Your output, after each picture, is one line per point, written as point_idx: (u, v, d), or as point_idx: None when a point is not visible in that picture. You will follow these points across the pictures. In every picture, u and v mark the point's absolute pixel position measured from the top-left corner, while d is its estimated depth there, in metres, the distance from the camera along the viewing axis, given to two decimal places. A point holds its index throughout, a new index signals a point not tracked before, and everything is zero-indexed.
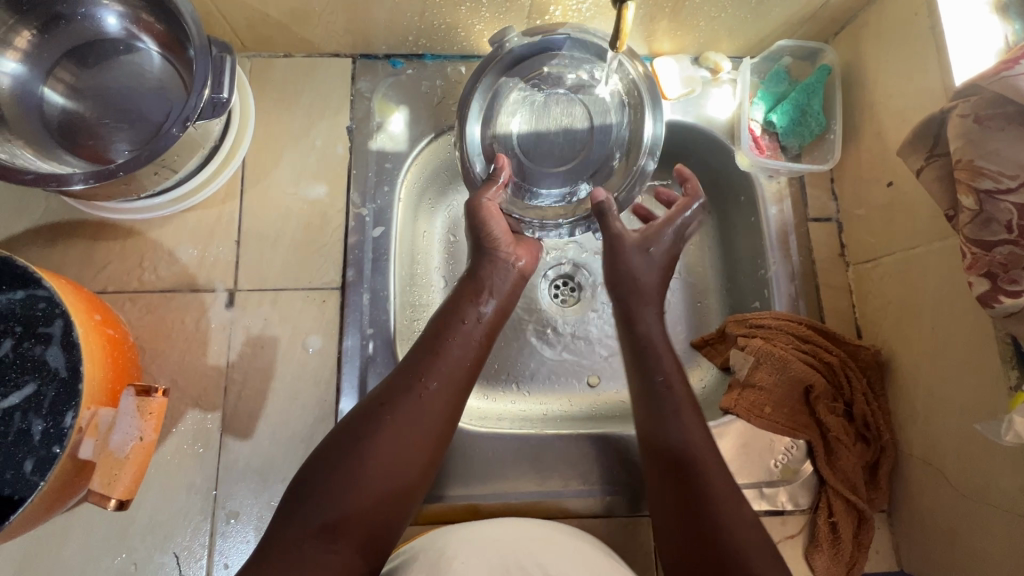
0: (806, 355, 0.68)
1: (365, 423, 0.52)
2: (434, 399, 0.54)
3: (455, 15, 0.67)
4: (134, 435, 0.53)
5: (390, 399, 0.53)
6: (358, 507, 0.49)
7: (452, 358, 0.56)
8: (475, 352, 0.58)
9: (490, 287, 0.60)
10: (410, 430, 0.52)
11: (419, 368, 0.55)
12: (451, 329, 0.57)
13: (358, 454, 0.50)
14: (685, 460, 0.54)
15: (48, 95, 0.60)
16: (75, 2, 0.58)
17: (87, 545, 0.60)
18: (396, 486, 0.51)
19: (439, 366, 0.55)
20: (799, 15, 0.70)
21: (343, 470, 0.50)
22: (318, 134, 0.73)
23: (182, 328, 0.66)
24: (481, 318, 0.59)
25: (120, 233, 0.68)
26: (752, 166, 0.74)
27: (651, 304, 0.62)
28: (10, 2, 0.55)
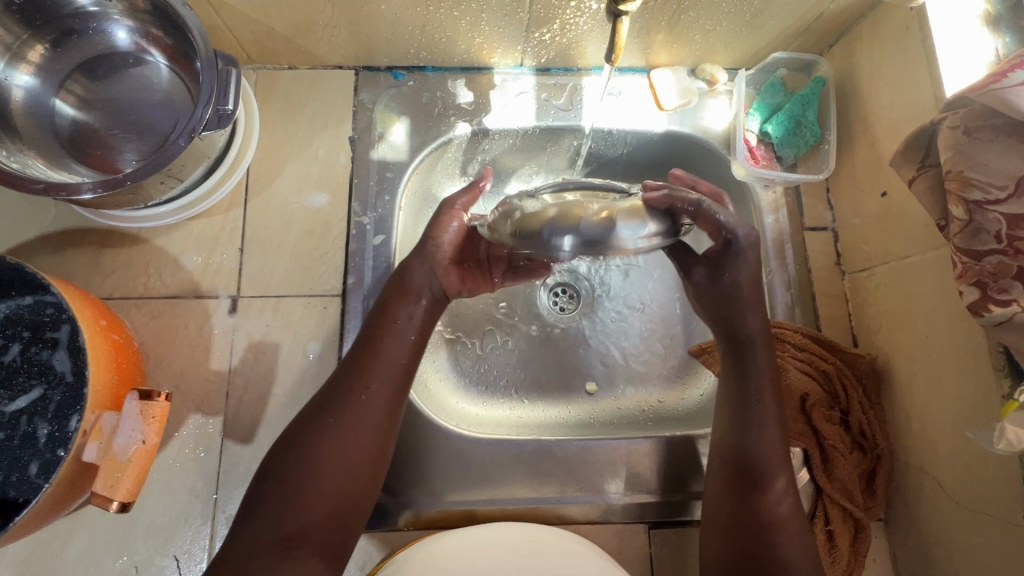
0: (802, 363, 0.69)
1: (307, 427, 0.52)
2: (372, 400, 0.54)
3: (455, 28, 0.69)
4: (137, 438, 0.52)
5: (330, 404, 0.53)
6: (311, 512, 0.49)
7: (386, 358, 0.55)
8: (410, 352, 0.57)
9: (426, 293, 0.59)
10: (354, 435, 0.52)
11: (356, 371, 0.54)
12: (386, 332, 0.56)
13: (297, 458, 0.50)
14: (757, 465, 0.57)
15: (59, 106, 0.61)
16: (87, 17, 0.60)
17: (90, 547, 0.61)
18: (349, 488, 0.52)
19: (377, 370, 0.55)
20: (793, 28, 0.71)
21: (289, 476, 0.50)
22: (321, 144, 0.74)
23: (185, 334, 0.67)
24: (414, 316, 0.58)
25: (126, 240, 0.69)
26: (748, 176, 0.75)
27: (749, 317, 0.60)
28: (25, 17, 0.57)
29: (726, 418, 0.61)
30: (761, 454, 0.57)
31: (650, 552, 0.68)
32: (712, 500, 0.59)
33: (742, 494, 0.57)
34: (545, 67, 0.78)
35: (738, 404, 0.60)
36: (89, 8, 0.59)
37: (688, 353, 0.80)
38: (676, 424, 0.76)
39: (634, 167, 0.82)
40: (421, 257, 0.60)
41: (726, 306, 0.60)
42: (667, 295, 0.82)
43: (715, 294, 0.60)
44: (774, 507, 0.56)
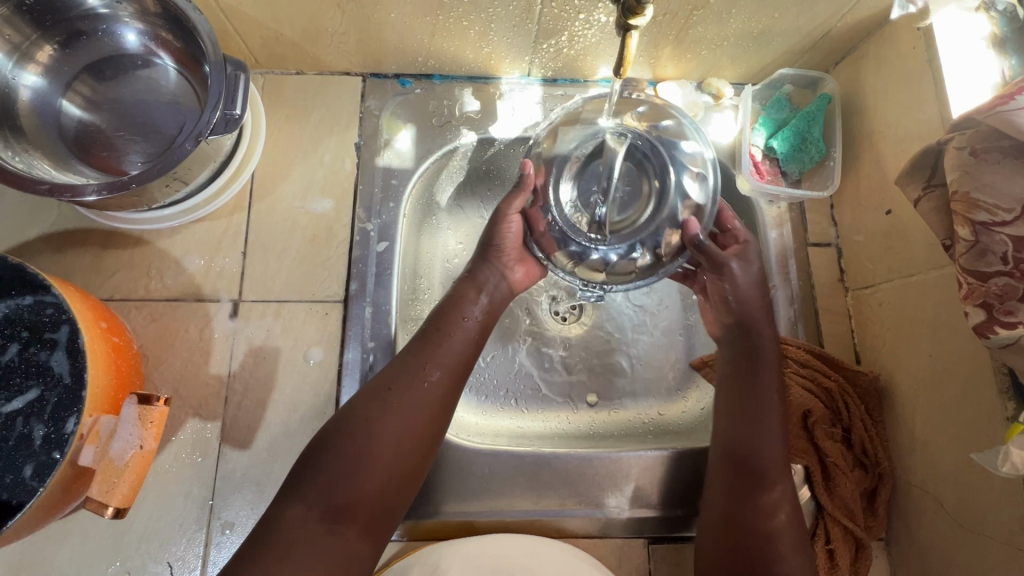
0: (803, 378, 0.68)
1: (374, 401, 0.56)
2: (433, 387, 0.58)
3: (463, 38, 0.69)
4: (135, 443, 0.50)
5: (396, 383, 0.57)
6: (366, 486, 0.53)
7: (450, 348, 0.60)
8: (471, 347, 0.62)
9: (485, 290, 0.65)
10: (409, 413, 0.56)
11: (421, 358, 0.59)
12: (449, 323, 0.62)
13: (363, 430, 0.54)
14: (764, 471, 0.59)
15: (67, 107, 0.61)
16: (96, 19, 0.60)
17: (79, 553, 0.60)
18: (397, 467, 0.55)
19: (439, 358, 0.59)
20: (799, 45, 0.72)
21: (349, 450, 0.53)
22: (327, 149, 0.74)
23: (185, 337, 0.67)
24: (474, 319, 0.63)
25: (129, 241, 0.69)
26: (753, 191, 0.75)
27: (764, 330, 0.66)
28: (35, 18, 0.57)
29: (739, 428, 0.62)
30: (761, 458, 0.59)
31: (648, 567, 0.67)
32: (712, 506, 0.60)
33: (747, 499, 0.58)
34: (551, 78, 0.79)
35: (746, 417, 0.62)
36: (99, 10, 0.59)
37: (690, 365, 0.80)
38: (674, 438, 0.76)
39: None
40: (485, 261, 0.67)
41: (741, 310, 0.66)
42: (664, 306, 0.82)
43: (731, 296, 0.66)
44: (774, 518, 0.56)
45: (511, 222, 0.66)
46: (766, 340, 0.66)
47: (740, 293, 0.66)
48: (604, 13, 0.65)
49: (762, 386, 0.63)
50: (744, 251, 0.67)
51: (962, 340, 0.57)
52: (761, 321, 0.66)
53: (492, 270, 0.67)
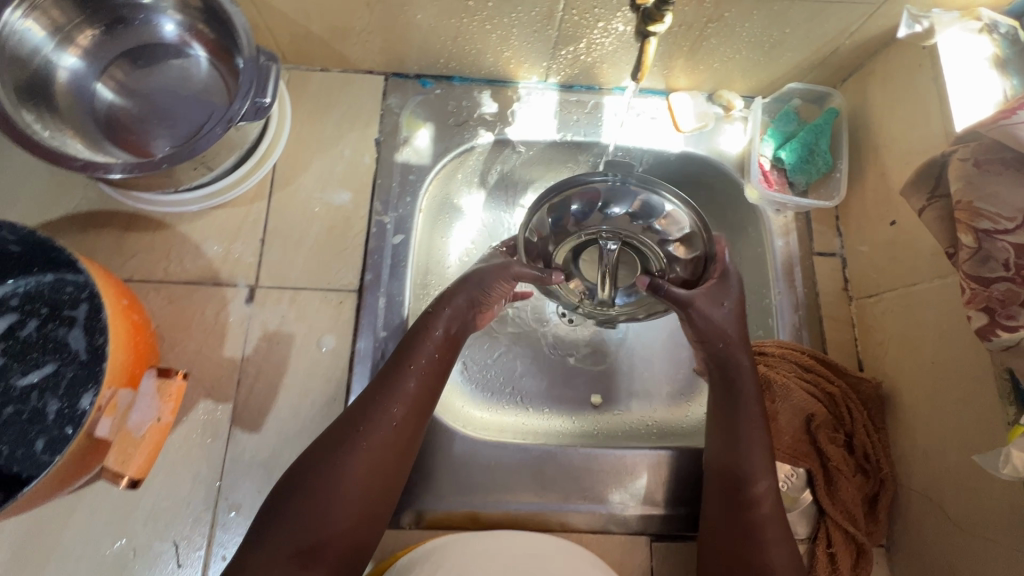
0: (807, 384, 0.69)
1: (339, 446, 0.58)
2: (400, 425, 0.60)
3: (485, 41, 0.72)
4: (152, 416, 0.55)
5: (360, 424, 0.59)
6: (336, 523, 0.55)
7: (415, 385, 0.61)
8: (435, 381, 0.63)
9: (450, 317, 0.65)
10: (375, 454, 0.58)
11: (384, 398, 0.60)
12: (414, 359, 0.62)
13: (331, 472, 0.56)
14: (755, 516, 0.59)
15: (100, 91, 0.63)
16: (136, 8, 0.62)
17: (85, 529, 0.60)
18: (365, 504, 0.58)
19: (403, 395, 0.60)
20: (808, 61, 0.74)
21: (319, 489, 0.56)
22: (347, 144, 0.76)
23: (201, 320, 0.68)
24: (436, 349, 0.63)
25: (151, 224, 0.71)
26: (761, 200, 0.77)
27: (742, 359, 0.65)
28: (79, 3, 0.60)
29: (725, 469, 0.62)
30: (753, 499, 0.59)
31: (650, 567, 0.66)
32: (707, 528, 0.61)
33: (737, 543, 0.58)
34: (567, 84, 0.81)
35: (732, 435, 0.63)
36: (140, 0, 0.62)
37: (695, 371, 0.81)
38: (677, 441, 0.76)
39: None
40: (464, 298, 0.65)
41: (721, 344, 0.65)
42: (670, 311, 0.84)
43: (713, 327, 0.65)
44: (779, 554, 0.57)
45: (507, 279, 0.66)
46: (748, 377, 0.65)
47: (707, 328, 0.66)
48: (623, 22, 0.68)
49: (743, 425, 0.62)
50: (720, 285, 0.67)
51: (963, 370, 0.58)
52: (742, 353, 0.65)
53: (463, 304, 0.66)
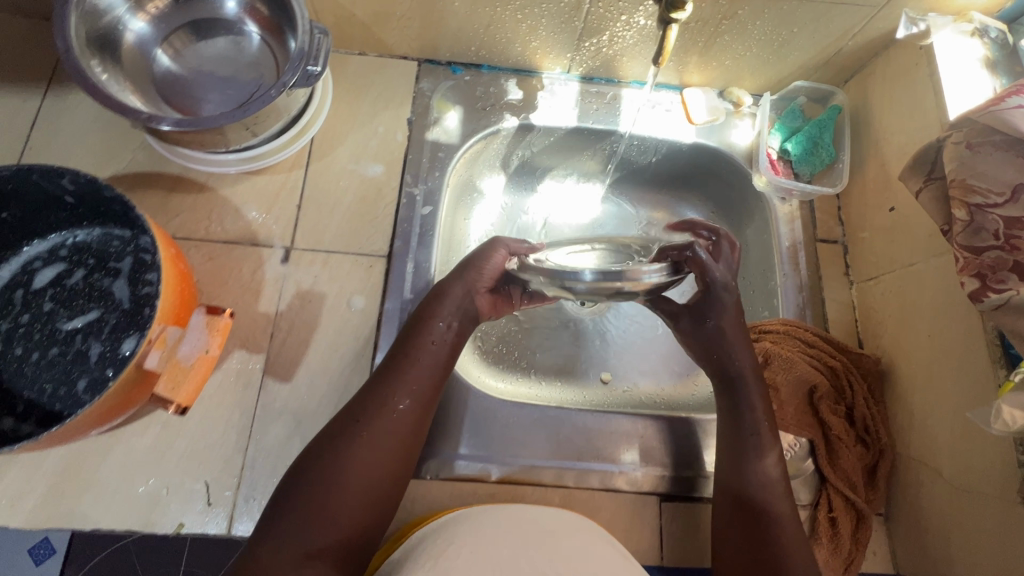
0: (811, 358, 0.73)
1: (341, 436, 0.57)
2: (402, 416, 0.59)
3: (515, 30, 0.78)
4: (201, 348, 0.60)
5: (364, 415, 0.58)
6: (342, 514, 0.54)
7: (418, 375, 0.61)
8: (440, 370, 0.63)
9: (454, 309, 0.65)
10: (381, 443, 0.58)
11: (387, 389, 0.60)
12: (418, 348, 0.63)
13: (331, 467, 0.55)
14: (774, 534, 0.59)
15: (160, 56, 0.68)
16: None
17: (121, 467, 0.63)
18: (375, 495, 0.57)
19: (405, 385, 0.61)
20: (813, 61, 0.80)
21: (322, 477, 0.55)
22: (381, 121, 0.81)
23: (239, 277, 0.72)
24: (440, 339, 0.64)
25: (194, 187, 0.75)
26: (767, 186, 0.82)
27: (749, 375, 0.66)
28: None
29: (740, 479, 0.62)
30: (770, 514, 0.60)
31: (658, 525, 0.69)
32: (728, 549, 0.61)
33: (756, 553, 0.58)
34: (588, 76, 0.87)
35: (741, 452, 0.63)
36: None
37: None
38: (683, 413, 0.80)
39: (662, 173, 0.92)
40: (461, 285, 0.66)
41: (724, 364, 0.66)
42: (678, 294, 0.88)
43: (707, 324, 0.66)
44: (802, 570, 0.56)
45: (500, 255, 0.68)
46: (753, 394, 0.65)
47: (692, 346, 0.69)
48: (644, 16, 0.73)
49: (753, 431, 0.64)
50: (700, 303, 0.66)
51: (968, 354, 0.61)
52: (744, 364, 0.65)
53: (463, 286, 0.67)
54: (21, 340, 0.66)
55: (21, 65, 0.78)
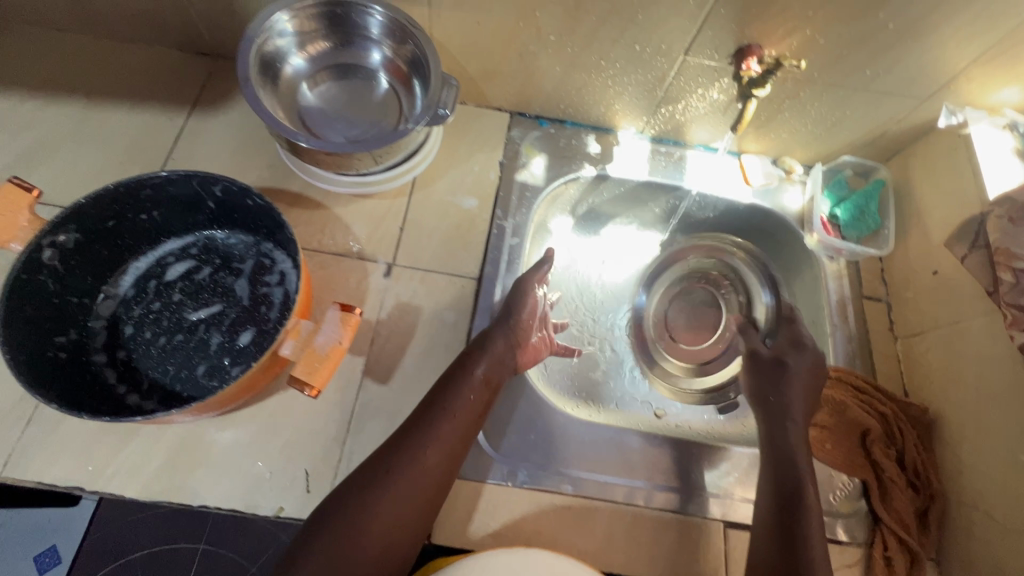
0: (862, 403, 0.78)
1: (376, 479, 0.61)
2: (435, 465, 0.63)
3: (602, 94, 0.89)
4: (335, 339, 0.61)
5: (396, 463, 0.62)
6: (377, 552, 0.59)
7: (456, 427, 0.65)
8: (473, 422, 0.67)
9: (489, 360, 0.70)
10: (412, 490, 0.61)
11: (422, 438, 0.63)
12: (454, 399, 0.66)
13: (371, 509, 0.59)
14: None
15: (306, 89, 0.80)
16: (356, 39, 0.79)
17: (233, 448, 0.68)
18: (400, 537, 0.60)
19: (439, 437, 0.64)
20: (861, 139, 0.91)
21: (356, 515, 0.59)
22: (477, 161, 0.91)
23: (345, 286, 0.79)
24: (476, 392, 0.68)
25: (311, 204, 0.84)
26: (818, 246, 0.91)
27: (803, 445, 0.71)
28: (324, 24, 0.77)
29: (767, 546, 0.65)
30: None
31: (725, 550, 0.72)
32: None
33: None
34: (658, 138, 0.98)
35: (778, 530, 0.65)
36: (362, 35, 0.79)
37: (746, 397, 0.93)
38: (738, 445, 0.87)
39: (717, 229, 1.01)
40: (503, 339, 0.72)
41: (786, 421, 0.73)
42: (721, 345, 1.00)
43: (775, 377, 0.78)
44: None
45: (529, 298, 0.76)
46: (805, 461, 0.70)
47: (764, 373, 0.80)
48: (718, 91, 0.85)
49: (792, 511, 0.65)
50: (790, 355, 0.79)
51: (1020, 432, 0.66)
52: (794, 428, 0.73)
53: (503, 337, 0.72)
54: (151, 326, 0.73)
55: (170, 90, 0.89)
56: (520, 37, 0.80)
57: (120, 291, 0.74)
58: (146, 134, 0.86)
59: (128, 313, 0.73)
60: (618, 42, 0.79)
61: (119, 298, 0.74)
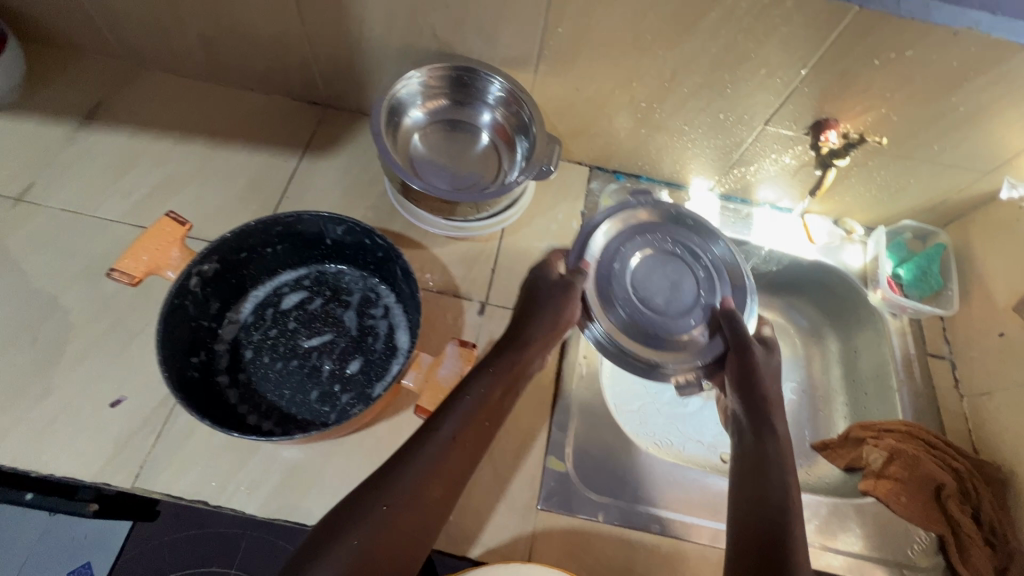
0: (935, 458, 0.82)
1: (364, 499, 0.54)
2: (433, 495, 0.56)
3: (680, 155, 0.97)
4: (457, 370, 0.71)
5: (386, 481, 0.55)
6: None
7: (460, 453, 0.59)
8: (477, 448, 0.61)
9: (502, 372, 0.66)
10: (402, 520, 0.53)
11: (421, 458, 0.57)
12: (461, 422, 0.60)
13: (340, 547, 0.50)
14: None
15: (417, 139, 0.89)
16: (470, 101, 0.89)
17: (344, 471, 0.72)
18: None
19: (444, 463, 0.57)
20: (922, 206, 0.97)
21: (342, 545, 0.50)
22: (560, 210, 0.98)
23: (443, 321, 0.85)
24: (484, 415, 0.62)
25: (411, 244, 0.91)
26: (882, 303, 0.96)
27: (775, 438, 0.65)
28: (446, 86, 0.87)
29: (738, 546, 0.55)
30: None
31: None
32: None
33: None
34: (726, 195, 1.05)
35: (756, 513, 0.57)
36: (476, 98, 0.89)
37: (812, 446, 0.95)
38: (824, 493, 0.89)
39: (784, 283, 1.06)
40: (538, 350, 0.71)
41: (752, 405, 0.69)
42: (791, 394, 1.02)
43: (747, 374, 0.71)
44: None
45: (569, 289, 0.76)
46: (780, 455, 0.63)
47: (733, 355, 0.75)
48: (792, 157, 0.92)
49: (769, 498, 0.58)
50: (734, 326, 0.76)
51: None
52: (789, 440, 0.66)
53: (524, 352, 0.70)
54: (268, 350, 0.78)
55: (285, 134, 0.97)
56: (614, 103, 0.88)
57: (241, 317, 0.80)
58: (262, 174, 0.94)
59: (248, 337, 0.79)
60: (704, 111, 0.86)
61: (239, 323, 0.80)
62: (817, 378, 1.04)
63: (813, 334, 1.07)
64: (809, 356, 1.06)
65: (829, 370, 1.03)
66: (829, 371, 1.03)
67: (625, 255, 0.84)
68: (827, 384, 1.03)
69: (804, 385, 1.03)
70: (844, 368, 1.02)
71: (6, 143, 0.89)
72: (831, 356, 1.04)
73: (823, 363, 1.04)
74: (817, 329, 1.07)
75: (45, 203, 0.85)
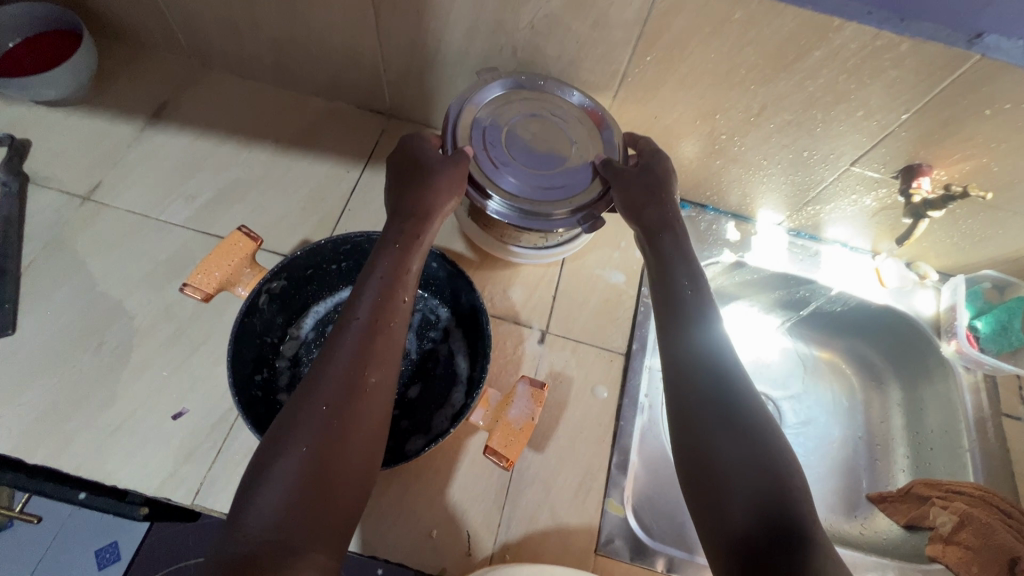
0: (1011, 528, 0.78)
1: (296, 413, 0.53)
2: (371, 385, 0.56)
3: (751, 188, 0.94)
4: (529, 412, 0.71)
5: (312, 387, 0.55)
6: (307, 498, 0.49)
7: (385, 340, 0.59)
8: (397, 328, 0.62)
9: (405, 254, 0.66)
10: (348, 420, 0.53)
11: (337, 356, 0.57)
12: (378, 313, 0.61)
13: (294, 451, 0.50)
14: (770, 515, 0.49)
15: None
16: None
17: (402, 501, 0.71)
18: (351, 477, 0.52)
19: (371, 357, 0.58)
20: (1006, 257, 0.92)
21: (292, 461, 0.50)
22: (624, 237, 0.95)
23: (503, 348, 0.83)
24: (394, 300, 0.63)
25: (473, 265, 0.89)
26: (955, 356, 0.92)
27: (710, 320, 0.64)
28: None
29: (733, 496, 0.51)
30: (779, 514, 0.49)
31: None
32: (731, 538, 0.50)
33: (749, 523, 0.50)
34: (795, 231, 1.01)
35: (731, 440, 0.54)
36: None
37: (867, 498, 0.93)
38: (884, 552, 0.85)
39: (847, 327, 1.03)
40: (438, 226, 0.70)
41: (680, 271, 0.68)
42: (850, 442, 0.99)
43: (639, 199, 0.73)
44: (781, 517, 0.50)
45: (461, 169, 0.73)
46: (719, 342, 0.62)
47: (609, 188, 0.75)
48: (873, 199, 0.87)
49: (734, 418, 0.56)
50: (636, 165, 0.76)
51: None
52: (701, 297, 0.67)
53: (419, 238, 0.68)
54: None
55: (349, 143, 0.96)
56: (693, 133, 0.85)
57: (303, 334, 0.79)
58: (324, 185, 0.92)
59: (309, 355, 0.78)
60: (786, 147, 0.83)
61: (301, 339, 0.79)
62: (875, 427, 1.00)
63: (876, 381, 1.03)
64: (870, 405, 1.02)
65: (891, 419, 1.00)
66: (890, 419, 1.00)
67: (503, 122, 0.77)
68: (888, 434, 0.99)
69: (863, 433, 1.00)
70: (908, 419, 0.98)
71: (74, 140, 0.89)
72: (893, 404, 1.00)
73: (885, 412, 1.01)
74: (879, 375, 1.03)
75: (112, 204, 0.85)
